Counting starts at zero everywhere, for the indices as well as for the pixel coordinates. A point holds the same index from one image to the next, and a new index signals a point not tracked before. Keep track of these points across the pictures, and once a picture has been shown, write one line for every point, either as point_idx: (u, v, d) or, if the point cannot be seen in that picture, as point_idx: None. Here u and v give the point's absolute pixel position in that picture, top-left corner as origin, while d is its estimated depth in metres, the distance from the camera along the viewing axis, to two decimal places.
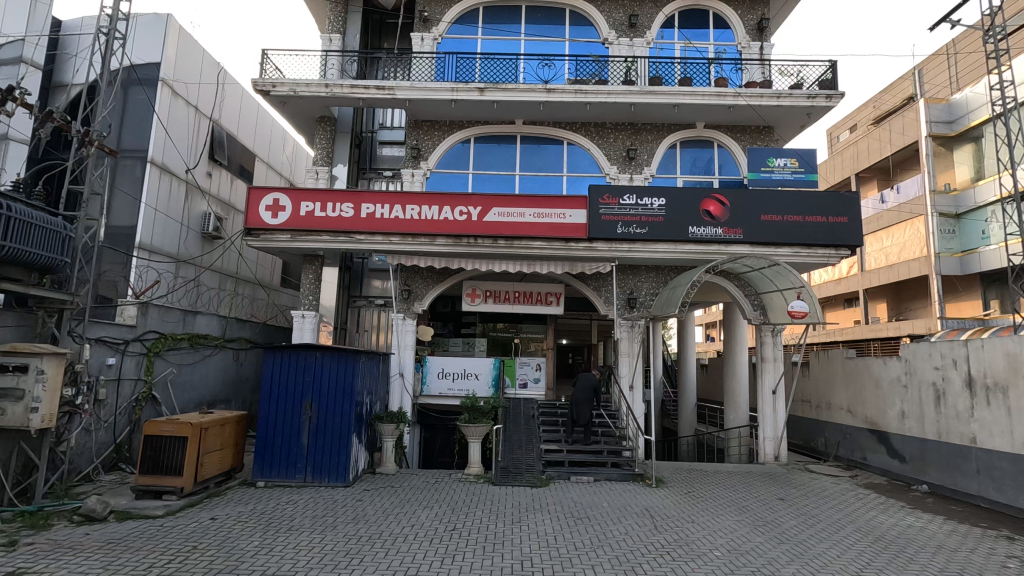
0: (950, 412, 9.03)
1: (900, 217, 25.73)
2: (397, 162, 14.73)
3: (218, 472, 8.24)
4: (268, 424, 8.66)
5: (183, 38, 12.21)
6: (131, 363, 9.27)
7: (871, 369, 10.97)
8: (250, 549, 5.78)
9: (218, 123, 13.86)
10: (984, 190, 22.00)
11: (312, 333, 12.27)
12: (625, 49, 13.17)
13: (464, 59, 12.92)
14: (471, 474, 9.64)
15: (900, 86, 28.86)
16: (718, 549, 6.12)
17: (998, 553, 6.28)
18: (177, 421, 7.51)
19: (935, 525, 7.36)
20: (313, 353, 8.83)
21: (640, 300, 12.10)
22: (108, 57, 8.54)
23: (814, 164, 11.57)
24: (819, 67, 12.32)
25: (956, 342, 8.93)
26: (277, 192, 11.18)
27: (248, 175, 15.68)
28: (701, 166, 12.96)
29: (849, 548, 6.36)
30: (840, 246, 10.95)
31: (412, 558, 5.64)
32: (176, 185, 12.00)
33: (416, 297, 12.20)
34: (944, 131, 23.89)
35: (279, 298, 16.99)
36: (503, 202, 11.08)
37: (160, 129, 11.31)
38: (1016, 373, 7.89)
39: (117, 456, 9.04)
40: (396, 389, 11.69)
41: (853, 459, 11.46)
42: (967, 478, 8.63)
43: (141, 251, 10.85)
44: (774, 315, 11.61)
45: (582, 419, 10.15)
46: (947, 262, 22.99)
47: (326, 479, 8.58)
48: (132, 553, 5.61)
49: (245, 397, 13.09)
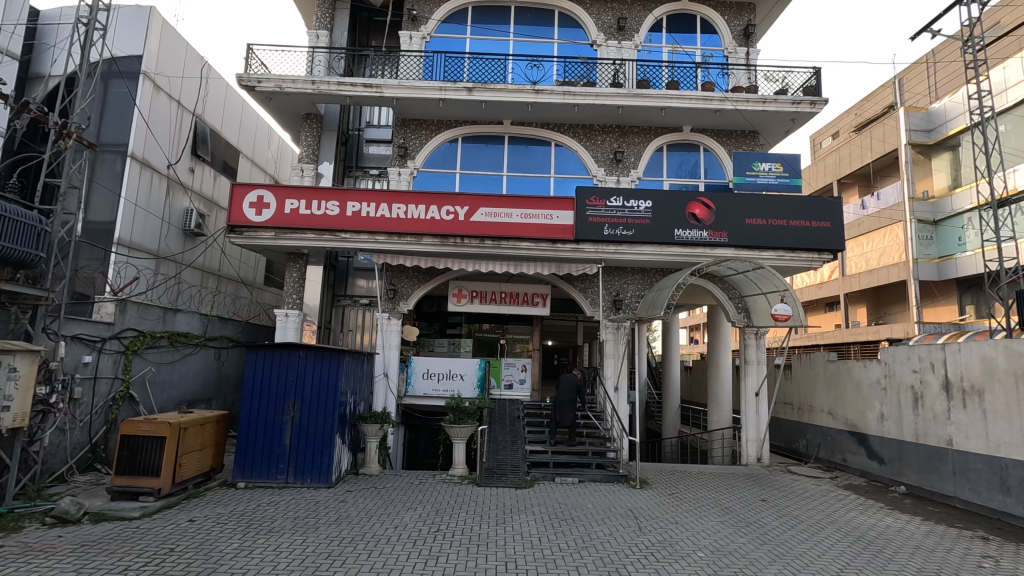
0: (928, 415, 9.19)
1: (880, 223, 26.21)
2: (384, 161, 14.62)
3: (197, 473, 8.09)
4: (249, 424, 8.52)
5: (165, 31, 11.95)
6: (108, 361, 9.07)
7: (853, 372, 11.11)
8: (229, 552, 5.67)
9: (202, 118, 13.65)
10: (961, 198, 22.56)
11: (296, 332, 12.16)
12: (613, 51, 13.23)
13: (452, 59, 12.87)
14: (456, 475, 9.63)
15: (882, 93, 29.33)
16: (702, 550, 6.15)
17: (974, 553, 6.40)
18: (155, 421, 7.34)
19: (913, 526, 7.49)
20: (296, 352, 8.71)
21: (626, 302, 12.16)
22: (87, 47, 8.37)
23: (798, 169, 11.72)
24: (803, 74, 12.44)
25: (934, 346, 9.11)
26: (261, 189, 11.03)
27: (231, 171, 15.46)
28: (687, 169, 13.07)
29: (830, 548, 6.44)
30: (822, 250, 11.09)
31: (396, 559, 5.60)
32: (157, 180, 11.78)
33: (402, 296, 12.13)
34: (923, 139, 24.32)
35: (262, 296, 16.79)
36: (490, 202, 11.04)
37: (141, 124, 11.08)
38: (991, 376, 8.06)
39: (92, 456, 8.83)
40: (381, 389, 11.61)
41: (833, 460, 11.62)
42: (943, 479, 8.80)
43: (120, 247, 10.61)
44: (758, 318, 11.70)
45: (565, 421, 10.13)
46: (925, 268, 23.53)
47: (308, 480, 8.46)
48: (107, 556, 5.48)
49: (225, 397, 12.89)
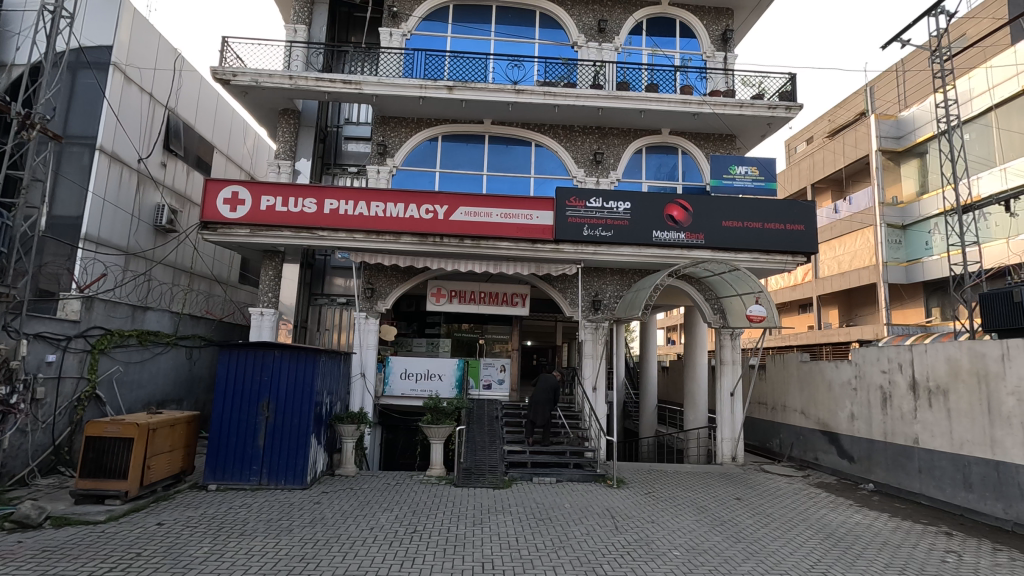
0: (896, 414, 9.43)
1: (851, 227, 26.85)
2: (363, 159, 14.49)
3: (166, 476, 7.88)
4: (222, 425, 8.32)
5: (137, 23, 11.63)
6: (73, 361, 8.78)
7: (825, 373, 11.35)
8: (198, 556, 5.53)
9: (175, 111, 13.34)
10: (928, 204, 23.21)
11: (271, 331, 11.95)
12: (594, 52, 13.29)
13: (433, 56, 12.80)
14: (433, 475, 9.57)
15: (854, 101, 30.08)
16: (677, 549, 6.20)
17: (938, 548, 6.58)
18: (122, 422, 7.13)
19: (881, 522, 7.67)
20: (270, 352, 8.54)
21: (605, 302, 12.24)
22: (53, 35, 8.13)
23: (774, 173, 11.91)
24: (779, 79, 12.67)
25: (902, 347, 9.35)
26: (235, 185, 10.81)
27: (205, 166, 15.13)
28: (666, 171, 13.20)
29: (801, 545, 6.55)
30: (796, 253, 11.31)
31: (371, 561, 5.51)
32: (127, 175, 11.47)
33: (379, 296, 12.01)
34: (893, 145, 25.00)
35: (237, 295, 16.47)
36: (469, 201, 11.00)
37: (110, 116, 10.78)
38: (956, 377, 8.29)
39: (55, 459, 8.50)
40: (358, 389, 11.48)
41: (805, 459, 11.85)
42: (910, 476, 9.04)
43: (87, 243, 10.29)
44: (733, 319, 11.85)
45: (540, 421, 10.18)
46: (894, 272, 24.18)
47: (283, 481, 8.32)
48: (69, 561, 5.30)
49: (197, 397, 12.58)
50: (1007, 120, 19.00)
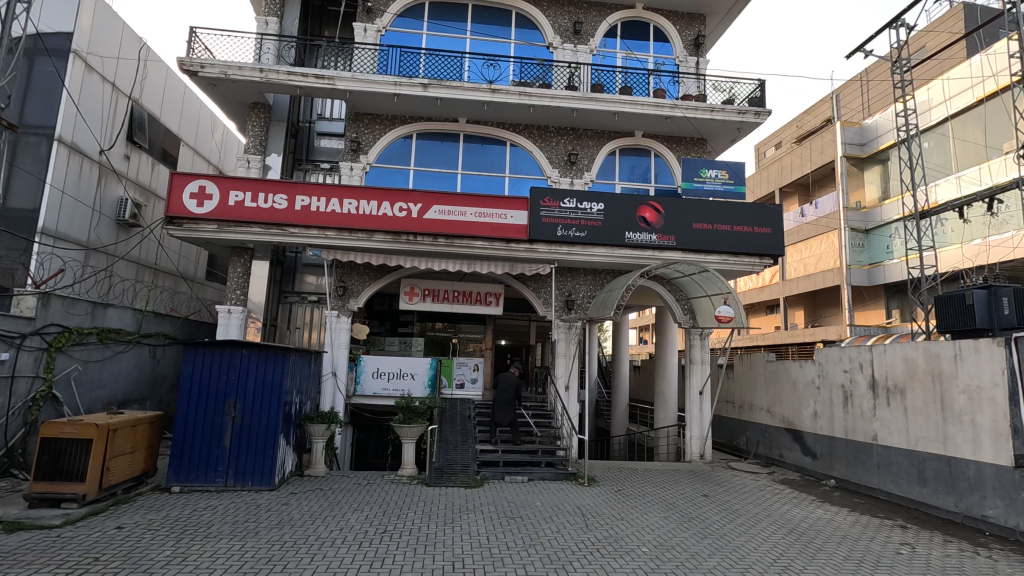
0: (856, 412, 9.76)
1: (817, 231, 27.62)
2: (336, 155, 14.33)
3: (127, 477, 7.66)
4: (186, 426, 8.10)
5: (99, 9, 11.23)
6: (27, 359, 8.44)
7: (790, 372, 11.66)
8: (161, 560, 5.40)
9: (139, 102, 12.95)
10: (889, 209, 24.04)
11: (239, 328, 11.71)
12: (568, 54, 13.39)
13: (408, 54, 12.69)
14: (405, 475, 9.49)
15: (821, 107, 30.98)
16: (645, 545, 6.31)
17: (893, 540, 6.84)
18: (80, 422, 6.89)
19: (841, 517, 7.92)
20: (238, 350, 8.36)
21: (578, 302, 12.35)
22: (8, 21, 7.72)
23: (742, 177, 12.20)
24: (749, 85, 12.95)
25: (863, 347, 9.67)
26: (203, 179, 10.53)
27: (171, 160, 14.73)
28: (639, 173, 13.38)
29: (765, 540, 6.73)
30: (764, 255, 11.59)
31: (340, 562, 5.46)
32: (87, 167, 11.08)
33: (351, 294, 11.88)
34: (856, 152, 25.80)
35: (204, 292, 16.08)
36: (444, 200, 10.94)
37: (70, 105, 10.41)
38: (912, 376, 8.61)
39: (8, 462, 8.15)
40: (328, 388, 11.35)
41: (770, 456, 12.16)
42: (869, 472, 9.36)
43: (44, 237, 9.93)
44: (703, 319, 12.07)
45: (505, 421, 10.19)
46: (856, 273, 24.97)
47: (250, 483, 8.16)
48: (21, 567, 5.10)
49: (160, 397, 12.22)
50: (962, 130, 19.81)
